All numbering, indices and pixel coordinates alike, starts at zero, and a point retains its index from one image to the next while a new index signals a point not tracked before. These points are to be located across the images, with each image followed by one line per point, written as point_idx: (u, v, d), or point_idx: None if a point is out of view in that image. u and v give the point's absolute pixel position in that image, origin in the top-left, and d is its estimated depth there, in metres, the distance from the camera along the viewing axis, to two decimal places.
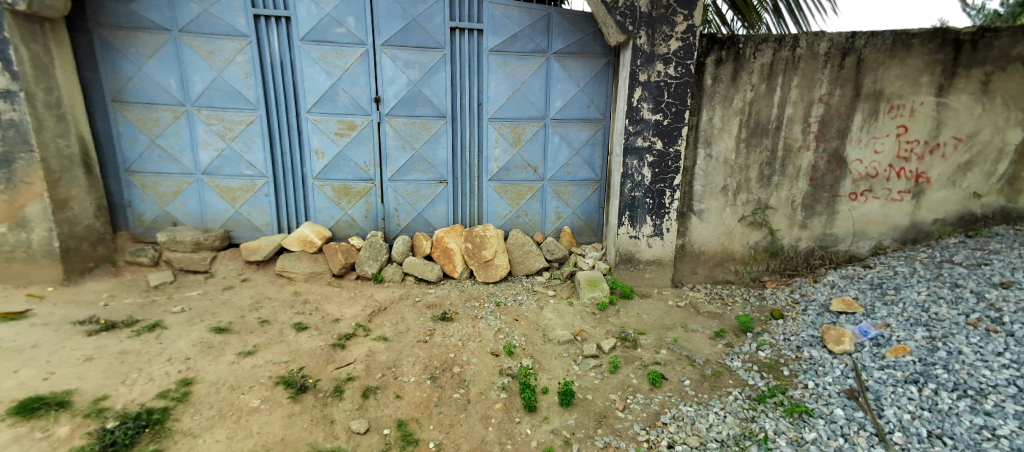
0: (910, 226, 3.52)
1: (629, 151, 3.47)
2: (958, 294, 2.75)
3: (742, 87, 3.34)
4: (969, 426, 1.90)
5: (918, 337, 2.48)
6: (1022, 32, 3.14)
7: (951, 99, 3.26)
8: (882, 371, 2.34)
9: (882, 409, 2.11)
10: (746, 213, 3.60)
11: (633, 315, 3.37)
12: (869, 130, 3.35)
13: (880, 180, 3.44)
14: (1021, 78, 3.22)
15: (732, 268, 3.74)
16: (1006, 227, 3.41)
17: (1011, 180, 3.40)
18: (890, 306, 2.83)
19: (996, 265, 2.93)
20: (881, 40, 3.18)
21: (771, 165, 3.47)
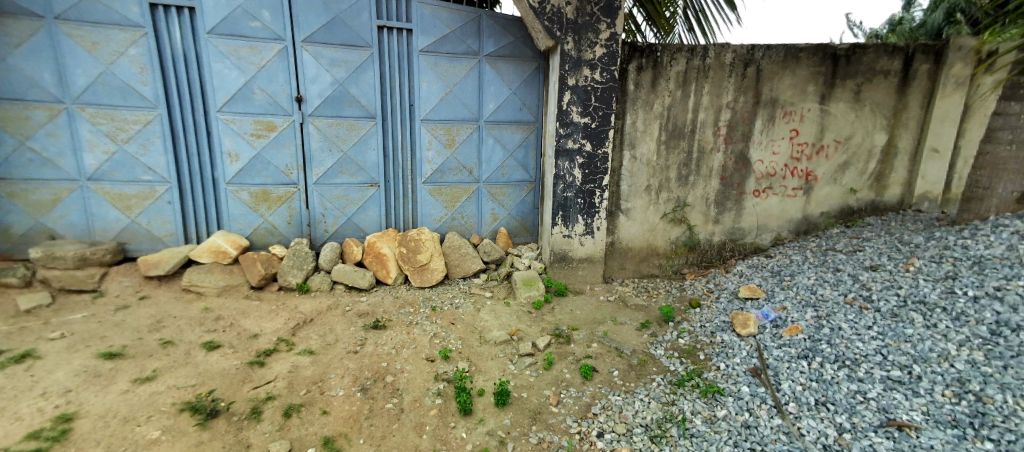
0: (803, 219, 3.96)
1: (561, 153, 3.58)
2: (839, 277, 3.13)
3: (661, 93, 3.58)
4: (846, 392, 2.19)
5: (808, 317, 2.81)
6: (883, 49, 3.62)
7: (832, 107, 3.70)
8: (780, 349, 2.63)
9: (780, 382, 2.38)
10: (667, 210, 3.86)
11: (567, 312, 3.49)
12: (768, 134, 3.71)
13: (778, 178, 3.83)
14: (884, 89, 3.70)
15: (656, 262, 3.99)
16: (876, 217, 3.94)
17: (879, 177, 3.91)
18: (787, 290, 3.17)
19: (868, 251, 3.35)
20: (775, 52, 3.55)
21: (688, 165, 3.75)
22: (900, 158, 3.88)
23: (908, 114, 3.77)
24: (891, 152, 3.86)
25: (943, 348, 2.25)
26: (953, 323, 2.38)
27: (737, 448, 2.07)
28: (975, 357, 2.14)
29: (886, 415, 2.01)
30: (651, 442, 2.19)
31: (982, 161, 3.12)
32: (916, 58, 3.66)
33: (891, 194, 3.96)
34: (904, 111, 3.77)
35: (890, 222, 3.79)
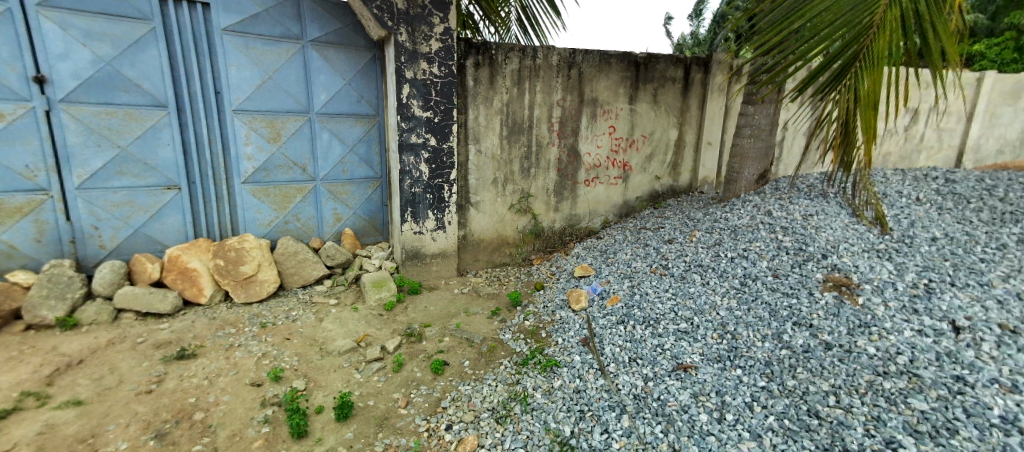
0: (624, 204, 4.58)
1: (405, 147, 3.47)
2: (647, 250, 3.71)
3: (499, 90, 3.73)
4: (651, 346, 2.68)
5: (624, 287, 3.29)
6: (670, 59, 4.34)
7: (638, 107, 4.32)
8: (605, 317, 3.05)
9: (603, 347, 2.77)
10: (514, 202, 4.06)
11: (420, 310, 3.42)
12: (592, 130, 4.18)
13: (603, 169, 4.35)
14: (673, 93, 4.45)
15: (507, 251, 4.18)
16: (674, 199, 4.74)
17: (675, 166, 4.73)
18: (610, 266, 3.64)
19: (668, 228, 3.97)
20: (592, 57, 3.99)
21: (528, 158, 4.00)
22: (688, 150, 4.74)
23: (690, 114, 4.61)
24: (681, 145, 4.68)
25: (712, 300, 2.90)
26: (719, 280, 3.06)
27: (570, 412, 2.30)
28: (731, 304, 2.82)
29: (676, 361, 2.53)
30: (496, 424, 2.27)
31: (736, 151, 4.02)
32: (692, 69, 4.47)
33: (683, 179, 4.83)
34: (687, 111, 4.59)
35: (683, 202, 4.61)
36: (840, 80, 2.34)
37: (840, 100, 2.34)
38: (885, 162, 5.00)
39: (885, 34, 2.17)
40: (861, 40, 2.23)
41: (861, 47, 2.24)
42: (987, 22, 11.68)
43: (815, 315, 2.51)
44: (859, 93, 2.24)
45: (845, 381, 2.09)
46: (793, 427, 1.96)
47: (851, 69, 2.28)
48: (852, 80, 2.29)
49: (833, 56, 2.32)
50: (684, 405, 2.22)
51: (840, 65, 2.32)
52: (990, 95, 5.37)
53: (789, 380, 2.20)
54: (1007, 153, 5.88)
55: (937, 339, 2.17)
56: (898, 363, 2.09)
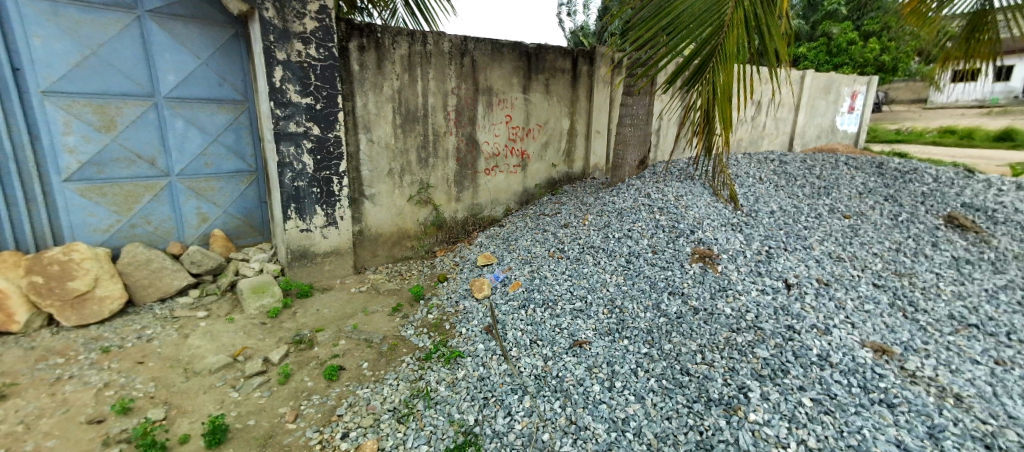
0: (524, 191, 4.69)
1: (282, 137, 3.12)
2: (545, 236, 3.84)
3: (388, 76, 3.54)
4: (550, 328, 2.78)
5: (525, 272, 3.38)
6: (559, 50, 4.49)
7: (532, 96, 4.42)
8: (507, 304, 3.09)
9: (505, 333, 2.81)
10: (413, 193, 3.91)
11: (312, 313, 3.14)
12: (489, 119, 4.18)
13: (502, 157, 4.39)
14: (564, 83, 4.62)
15: (408, 245, 4.03)
16: (569, 185, 4.96)
17: (569, 154, 4.95)
18: (512, 253, 3.71)
19: (564, 213, 4.14)
20: (484, 45, 3.98)
21: (426, 148, 3.88)
22: (580, 139, 4.97)
23: (580, 104, 4.82)
24: (574, 134, 4.89)
25: (603, 278, 3.12)
26: (608, 259, 3.31)
27: (473, 401, 2.29)
28: (619, 281, 3.07)
29: (572, 338, 2.67)
30: (398, 424, 2.18)
31: (620, 139, 4.35)
32: (580, 61, 4.68)
33: (578, 166, 5.07)
34: (577, 101, 4.80)
35: (578, 188, 4.85)
36: (700, 74, 2.61)
37: (701, 93, 2.62)
38: (739, 147, 5.80)
39: (733, 33, 2.48)
40: (714, 38, 2.51)
41: (715, 44, 2.52)
42: (808, 29, 14.19)
43: (686, 284, 2.92)
44: (716, 86, 2.53)
45: (709, 340, 2.48)
46: (670, 386, 2.22)
47: (709, 65, 2.56)
48: (710, 75, 2.57)
49: (693, 53, 2.58)
50: (579, 379, 2.34)
51: (700, 61, 2.58)
52: (809, 90, 6.52)
53: (666, 344, 2.50)
54: (821, 138, 7.23)
55: (775, 295, 2.76)
56: (748, 319, 2.58)
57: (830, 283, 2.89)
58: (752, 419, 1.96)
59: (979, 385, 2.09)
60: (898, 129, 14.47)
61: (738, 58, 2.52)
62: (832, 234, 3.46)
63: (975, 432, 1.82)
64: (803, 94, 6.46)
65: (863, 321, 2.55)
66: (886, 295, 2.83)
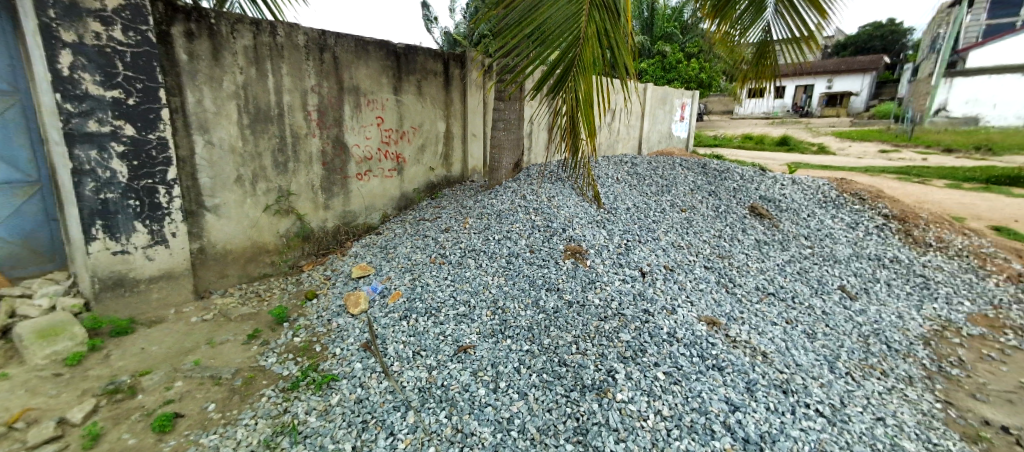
0: (402, 196, 4.48)
1: (77, 138, 2.47)
2: (426, 241, 3.71)
3: (229, 69, 3.06)
4: (433, 336, 2.70)
5: (406, 281, 3.23)
6: (430, 52, 4.39)
7: (404, 98, 4.25)
8: (386, 316, 2.90)
9: (386, 348, 2.63)
10: (270, 202, 3.45)
11: (134, 354, 2.54)
12: (357, 120, 3.90)
13: (375, 161, 4.14)
14: (437, 85, 4.55)
15: (267, 261, 3.55)
16: (449, 189, 4.90)
17: (447, 157, 4.88)
18: (391, 262, 3.51)
19: (445, 218, 4.06)
20: (346, 41, 3.69)
21: (283, 151, 3.45)
22: (456, 142, 4.93)
23: (454, 107, 4.78)
24: (450, 137, 4.84)
25: (485, 280, 3.15)
26: (489, 261, 3.34)
27: (350, 427, 2.07)
28: (499, 282, 3.12)
29: (457, 344, 2.63)
30: None
31: (495, 142, 4.46)
32: (451, 64, 4.63)
33: (457, 169, 5.04)
34: (451, 104, 4.75)
35: (457, 191, 4.81)
36: (564, 82, 2.78)
37: (566, 100, 2.79)
38: (600, 150, 6.42)
39: (589, 45, 2.69)
40: (573, 49, 2.70)
41: (574, 55, 2.71)
42: (648, 47, 16.50)
43: (561, 279, 3.11)
44: (578, 94, 2.73)
45: (582, 330, 2.68)
46: (550, 379, 2.33)
47: (570, 74, 2.73)
48: (572, 84, 2.74)
49: (556, 62, 2.73)
50: (465, 385, 2.31)
51: (562, 70, 2.75)
52: (651, 101, 7.54)
53: (545, 339, 2.62)
54: (662, 142, 8.45)
55: (633, 283, 3.18)
56: (613, 307, 2.88)
57: (674, 268, 3.50)
58: (619, 399, 2.19)
59: (774, 341, 2.91)
60: (718, 135, 17.68)
61: (594, 69, 2.75)
62: (674, 226, 4.13)
63: (776, 381, 2.50)
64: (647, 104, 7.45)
65: (699, 299, 3.18)
66: (713, 274, 3.57)
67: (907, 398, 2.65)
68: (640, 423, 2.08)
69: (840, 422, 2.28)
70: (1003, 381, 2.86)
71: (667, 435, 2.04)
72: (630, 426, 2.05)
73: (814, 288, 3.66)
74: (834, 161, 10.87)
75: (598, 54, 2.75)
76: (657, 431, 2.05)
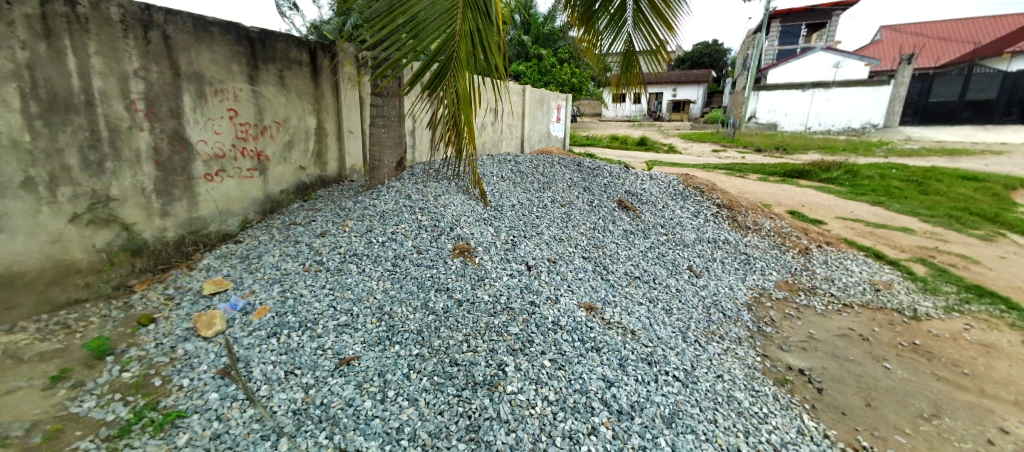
0: (266, 199, 4.00)
1: None
2: (297, 248, 3.35)
3: (3, 42, 2.39)
4: (309, 352, 2.45)
5: (274, 294, 2.87)
6: (291, 40, 3.97)
7: (262, 89, 3.79)
8: (250, 336, 2.55)
9: (251, 371, 2.30)
10: (80, 211, 2.78)
11: None
12: (202, 112, 3.36)
13: (228, 160, 3.62)
14: (303, 77, 4.14)
15: (80, 283, 2.85)
16: (324, 190, 4.51)
17: (320, 155, 4.48)
18: (254, 273, 3.10)
19: (320, 221, 3.70)
20: (180, 20, 3.15)
21: (97, 148, 2.81)
22: (330, 139, 4.56)
23: (326, 102, 4.41)
24: (322, 133, 4.46)
25: (369, 286, 2.97)
26: (372, 265, 3.16)
27: None
28: (385, 286, 2.98)
29: (339, 356, 2.43)
30: None
31: (374, 140, 4.24)
32: (318, 54, 4.27)
33: (332, 168, 4.66)
34: (321, 98, 4.37)
35: (333, 192, 4.46)
36: (442, 78, 2.70)
37: (446, 97, 2.69)
38: (484, 148, 6.53)
39: (463, 44, 2.66)
40: (448, 47, 2.66)
41: (450, 52, 2.66)
42: (524, 50, 17.33)
43: (449, 279, 3.09)
44: (458, 92, 2.66)
45: (473, 328, 2.70)
46: (440, 381, 2.30)
47: (448, 70, 2.67)
48: (451, 81, 2.67)
49: (433, 57, 2.65)
50: (348, 400, 2.15)
51: (440, 65, 2.68)
52: (529, 102, 7.91)
53: (435, 341, 2.58)
54: (542, 141, 8.96)
55: (520, 277, 3.30)
56: (501, 302, 2.96)
57: (557, 260, 3.73)
58: (509, 391, 2.25)
59: (640, 319, 3.29)
60: (592, 136, 19.34)
61: (469, 68, 2.72)
62: (555, 221, 4.40)
63: (642, 355, 2.83)
64: (526, 104, 7.80)
65: (579, 287, 3.45)
66: (590, 263, 3.90)
67: (738, 355, 3.23)
68: (529, 411, 2.17)
69: (690, 384, 2.69)
70: (797, 333, 3.65)
71: (553, 418, 2.17)
72: (520, 416, 2.13)
73: (669, 269, 4.23)
74: (683, 160, 12.71)
75: (473, 55, 2.73)
76: (545, 416, 2.16)
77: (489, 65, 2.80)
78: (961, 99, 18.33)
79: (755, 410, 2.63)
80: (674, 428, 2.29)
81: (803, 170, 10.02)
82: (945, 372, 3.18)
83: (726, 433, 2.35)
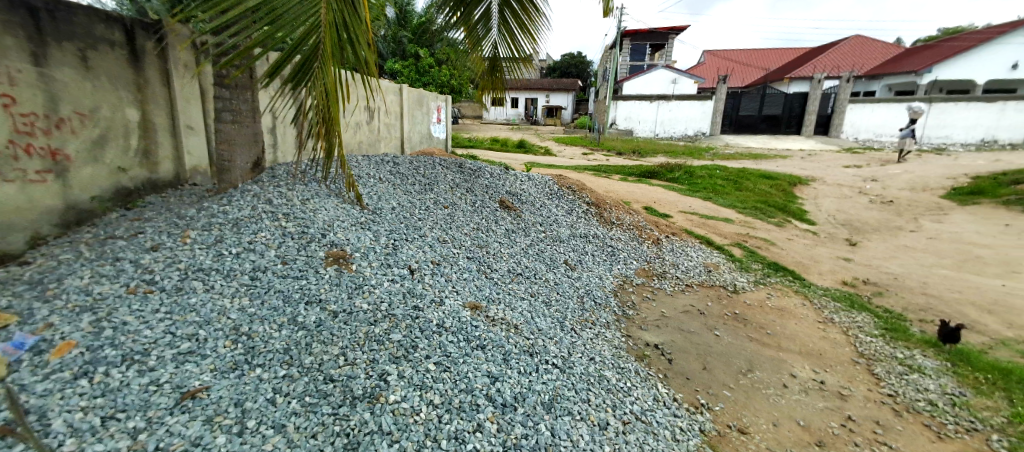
0: (68, 209, 3.12)
1: None
2: (118, 268, 2.64)
3: None
4: (138, 390, 1.93)
5: (83, 326, 2.18)
6: (96, 15, 3.18)
7: (54, 71, 2.96)
8: (46, 380, 1.86)
9: (44, 422, 1.67)
10: None
11: None
12: None
13: (4, 160, 2.74)
14: (115, 59, 3.34)
15: None
16: (155, 196, 3.70)
17: (145, 154, 3.66)
18: (52, 302, 2.31)
19: (148, 232, 3.02)
20: None
21: None
22: (160, 134, 3.78)
23: (151, 90, 3.63)
24: (149, 128, 3.66)
25: (221, 304, 2.54)
26: (224, 281, 2.73)
27: None
28: (242, 303, 2.59)
29: (181, 390, 1.98)
30: None
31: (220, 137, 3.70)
32: (136, 34, 3.46)
33: (164, 170, 3.85)
34: (145, 86, 3.60)
35: (169, 198, 3.67)
36: (307, 72, 2.34)
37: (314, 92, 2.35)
38: (360, 149, 6.17)
39: (330, 34, 2.34)
40: (314, 36, 2.30)
41: (316, 42, 2.31)
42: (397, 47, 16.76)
43: (322, 290, 2.85)
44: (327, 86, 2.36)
45: (350, 339, 2.52)
46: (313, 400, 2.07)
47: (315, 62, 2.33)
48: (318, 73, 2.34)
49: (295, 46, 2.28)
50: (194, 439, 1.75)
51: (305, 56, 2.31)
52: (407, 102, 7.73)
53: (306, 358, 2.33)
54: (423, 142, 8.81)
55: (402, 282, 3.21)
56: (382, 310, 2.83)
57: (440, 262, 3.71)
58: (392, 400, 2.16)
59: (522, 313, 3.45)
60: (475, 138, 19.62)
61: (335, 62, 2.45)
62: (438, 222, 4.37)
63: (524, 348, 2.97)
64: (404, 104, 7.62)
65: (463, 287, 3.48)
66: (474, 262, 3.96)
67: (607, 338, 3.58)
68: (413, 418, 2.11)
69: (567, 369, 2.91)
70: (653, 313, 4.20)
71: (438, 421, 2.14)
72: (404, 425, 2.05)
73: (548, 264, 4.52)
74: (557, 161, 13.68)
75: (340, 49, 2.43)
76: (430, 421, 2.12)
77: (360, 60, 2.47)
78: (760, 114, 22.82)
79: (621, 385, 2.95)
80: (553, 412, 2.45)
81: (652, 171, 11.58)
82: (754, 333, 3.98)
83: (597, 409, 2.61)
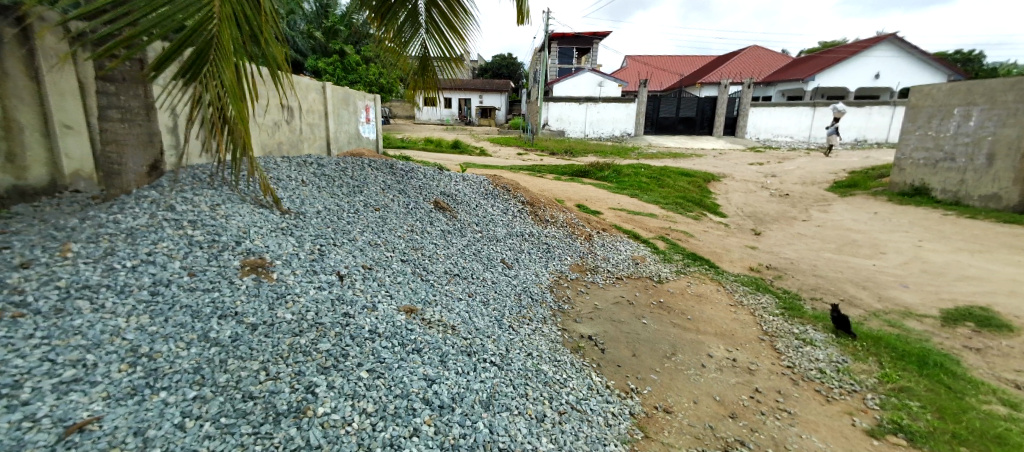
0: None
1: None
2: None
3: None
4: (6, 429, 1.59)
5: None
6: None
7: None
8: None
9: None
10: None
11: None
12: None
13: None
14: None
15: None
16: (25, 205, 3.06)
17: (9, 156, 3.02)
18: None
19: (14, 246, 2.52)
20: None
21: None
22: (28, 133, 3.12)
23: (14, 82, 2.98)
24: (13, 126, 3.01)
25: (113, 325, 2.21)
26: (117, 299, 2.38)
27: None
28: (141, 322, 2.29)
29: (64, 424, 1.67)
30: None
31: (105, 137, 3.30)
32: None
33: (35, 175, 3.20)
34: (4, 77, 2.92)
35: (42, 208, 3.04)
36: (200, 68, 2.00)
37: (209, 90, 2.03)
38: (280, 150, 5.81)
39: (226, 28, 2.03)
40: (206, 28, 1.98)
41: (208, 35, 1.99)
42: None
43: (238, 302, 2.63)
44: (225, 84, 2.04)
45: (272, 353, 2.35)
46: (230, 421, 1.90)
47: (209, 56, 2.00)
48: (213, 71, 2.02)
49: (185, 37, 1.94)
50: None
51: (196, 49, 1.98)
52: (332, 101, 7.38)
53: (221, 376, 2.12)
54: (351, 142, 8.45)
55: (330, 289, 3.07)
56: (308, 319, 2.68)
57: (372, 266, 3.58)
58: (321, 413, 2.05)
59: (459, 314, 3.44)
60: (408, 138, 19.15)
61: (237, 56, 2.13)
62: (369, 226, 4.23)
63: (461, 348, 2.97)
64: (329, 103, 7.27)
65: (396, 291, 3.39)
66: (408, 265, 3.88)
67: (544, 333, 3.67)
68: (344, 429, 2.02)
69: (505, 366, 2.94)
70: (586, 306, 4.38)
71: (371, 430, 2.07)
72: (334, 437, 1.96)
73: (485, 264, 4.54)
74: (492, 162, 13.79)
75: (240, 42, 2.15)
76: (363, 431, 2.05)
77: (267, 54, 2.26)
78: (677, 115, 24.53)
79: (558, 377, 3.05)
80: (491, 409, 2.47)
81: (584, 170, 12.07)
82: (678, 319, 4.28)
83: (534, 402, 2.67)
